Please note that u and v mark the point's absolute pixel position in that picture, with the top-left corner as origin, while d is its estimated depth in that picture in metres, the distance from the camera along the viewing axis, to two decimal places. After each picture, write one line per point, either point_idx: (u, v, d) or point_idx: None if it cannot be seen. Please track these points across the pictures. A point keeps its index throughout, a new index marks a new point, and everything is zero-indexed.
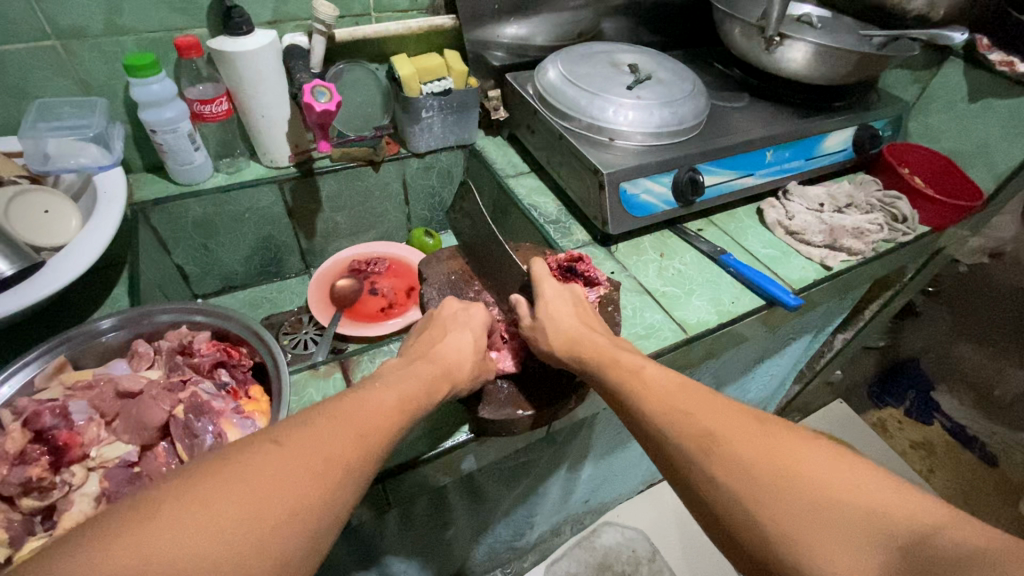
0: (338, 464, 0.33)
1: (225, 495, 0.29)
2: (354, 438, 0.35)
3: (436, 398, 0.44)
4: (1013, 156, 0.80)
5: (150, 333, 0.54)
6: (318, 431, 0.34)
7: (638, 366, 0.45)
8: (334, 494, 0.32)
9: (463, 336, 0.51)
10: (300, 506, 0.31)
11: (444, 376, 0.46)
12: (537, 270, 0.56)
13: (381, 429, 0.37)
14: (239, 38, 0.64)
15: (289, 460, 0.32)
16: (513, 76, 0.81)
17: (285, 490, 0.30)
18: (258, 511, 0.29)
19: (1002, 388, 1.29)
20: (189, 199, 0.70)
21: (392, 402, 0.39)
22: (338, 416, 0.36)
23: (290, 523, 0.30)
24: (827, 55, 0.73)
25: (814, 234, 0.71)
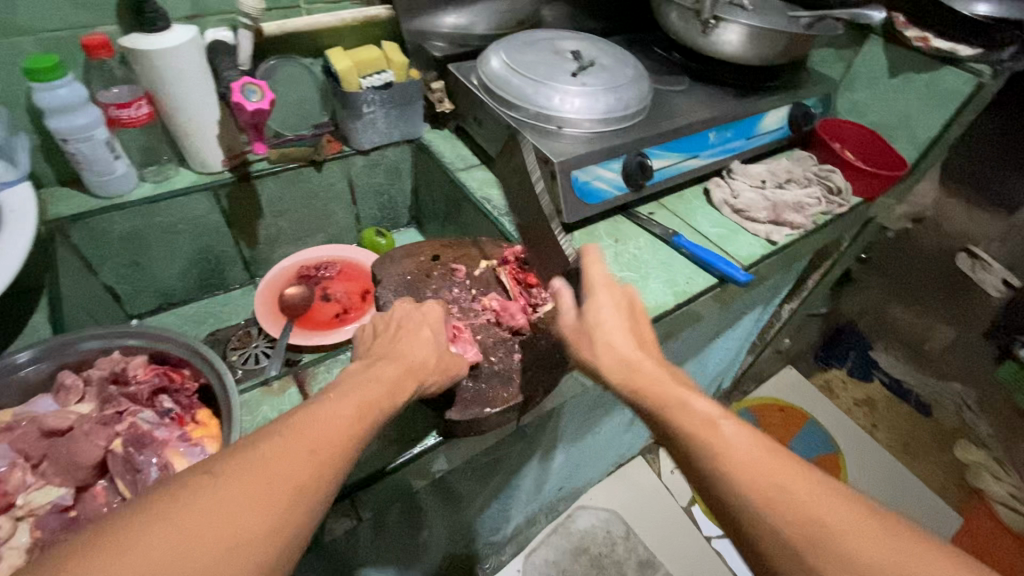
0: (284, 488, 0.31)
1: (153, 535, 0.27)
2: (303, 457, 0.33)
3: (400, 402, 0.42)
4: (933, 125, 0.86)
5: (77, 363, 0.50)
6: (262, 455, 0.32)
7: (716, 421, 0.40)
8: (286, 515, 0.30)
9: (422, 347, 0.48)
10: (244, 536, 0.29)
11: (405, 378, 0.44)
12: (589, 259, 0.54)
13: (334, 444, 0.35)
14: (155, 36, 0.59)
15: (228, 491, 0.29)
16: (456, 67, 0.78)
17: (223, 524, 0.28)
18: (189, 551, 0.27)
19: (931, 342, 1.45)
20: (112, 213, 0.65)
21: (347, 414, 0.37)
22: (284, 435, 0.33)
23: (235, 558, 0.28)
24: (759, 36, 0.75)
25: (758, 211, 0.74)
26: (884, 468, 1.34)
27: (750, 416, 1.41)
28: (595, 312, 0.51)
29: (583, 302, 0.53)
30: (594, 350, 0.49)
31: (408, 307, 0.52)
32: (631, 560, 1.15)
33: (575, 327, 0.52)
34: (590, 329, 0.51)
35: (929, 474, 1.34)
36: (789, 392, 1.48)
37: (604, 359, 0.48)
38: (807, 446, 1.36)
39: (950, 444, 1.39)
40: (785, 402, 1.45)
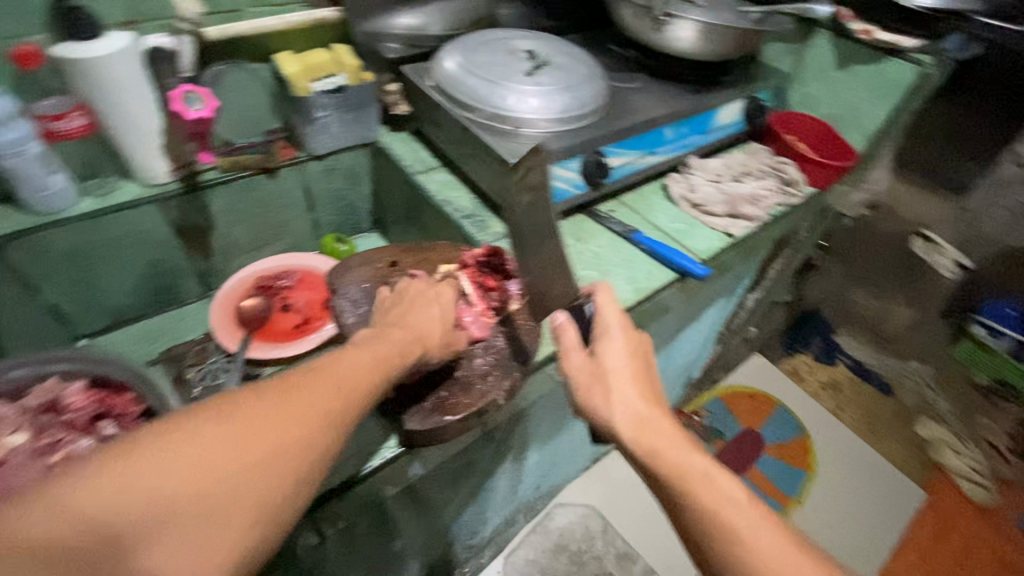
0: (319, 411, 0.36)
1: (210, 432, 0.32)
2: (332, 392, 0.38)
3: (411, 360, 0.46)
4: (880, 115, 0.88)
5: (13, 392, 0.47)
6: (299, 384, 0.37)
7: (737, 496, 0.42)
8: (317, 435, 0.36)
9: (433, 325, 0.50)
10: (288, 441, 0.34)
11: (416, 342, 0.48)
12: (602, 300, 0.54)
13: (356, 384, 0.40)
14: (88, 44, 0.56)
15: (276, 405, 0.35)
16: (411, 69, 0.77)
17: (271, 430, 0.34)
18: (246, 446, 0.32)
19: (892, 323, 1.44)
20: (52, 230, 0.62)
21: (367, 361, 0.42)
22: (318, 372, 0.39)
23: (273, 462, 0.33)
24: (710, 32, 0.76)
25: (715, 205, 0.75)
26: (852, 448, 1.37)
27: (720, 405, 1.43)
28: (610, 359, 0.51)
29: (594, 342, 0.53)
30: (607, 401, 0.49)
31: (425, 284, 0.54)
32: (609, 553, 1.17)
33: (588, 372, 0.51)
34: (605, 377, 0.50)
35: (895, 452, 1.38)
36: (757, 378, 1.50)
37: (620, 413, 0.48)
38: (774, 431, 1.39)
39: (911, 422, 1.43)
40: (754, 389, 1.47)
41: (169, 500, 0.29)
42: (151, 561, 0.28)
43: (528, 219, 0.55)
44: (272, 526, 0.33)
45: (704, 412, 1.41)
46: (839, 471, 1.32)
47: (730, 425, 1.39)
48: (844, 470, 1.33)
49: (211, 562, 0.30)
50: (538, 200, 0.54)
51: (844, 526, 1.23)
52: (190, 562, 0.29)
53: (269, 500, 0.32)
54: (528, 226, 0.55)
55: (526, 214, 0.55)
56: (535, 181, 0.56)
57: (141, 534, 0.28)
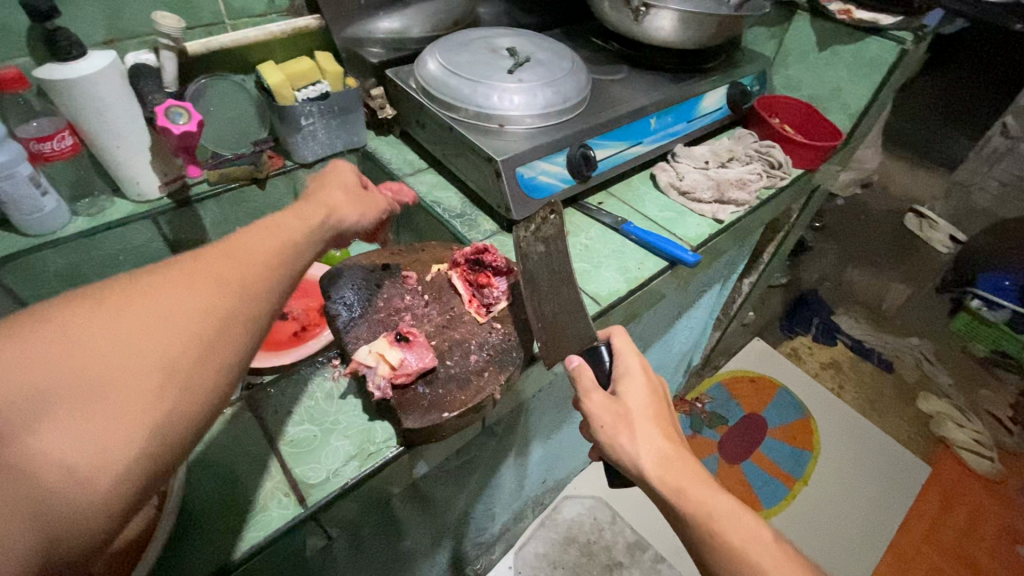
0: (212, 283, 0.31)
1: (75, 313, 0.28)
2: (230, 261, 0.33)
3: (325, 235, 0.42)
4: (863, 94, 0.89)
5: None
6: (189, 259, 0.33)
7: (763, 534, 0.44)
8: (219, 299, 0.31)
9: (342, 200, 0.47)
10: (174, 313, 0.29)
11: (323, 211, 0.44)
12: (620, 343, 0.55)
13: (264, 255, 0.35)
14: (70, 64, 0.56)
15: (156, 282, 0.30)
16: (394, 72, 0.77)
17: (153, 304, 0.29)
18: (121, 326, 0.28)
19: (888, 301, 1.62)
20: (45, 251, 0.63)
21: (273, 237, 0.37)
22: (214, 248, 0.34)
23: (163, 328, 0.29)
24: (690, 20, 0.76)
25: (703, 191, 0.76)
26: (854, 425, 1.36)
27: (721, 391, 1.43)
28: (633, 398, 0.50)
29: (616, 383, 0.52)
30: (633, 441, 0.48)
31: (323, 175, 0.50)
32: (619, 543, 1.17)
33: (613, 411, 0.49)
34: (628, 413, 0.49)
35: (898, 428, 1.38)
36: (756, 361, 1.49)
37: (646, 453, 0.47)
38: (778, 413, 1.38)
39: (913, 398, 1.44)
40: (754, 372, 1.47)
41: (35, 382, 0.25)
42: (37, 443, 0.24)
43: (542, 269, 0.55)
44: (190, 395, 0.29)
45: (706, 398, 1.41)
46: (842, 452, 1.31)
47: (733, 410, 1.39)
48: (847, 448, 1.32)
49: (109, 434, 0.26)
50: (553, 252, 0.56)
51: (847, 506, 1.23)
52: (83, 436, 0.25)
53: (175, 365, 0.28)
54: (540, 272, 0.55)
55: (539, 263, 0.56)
56: (548, 233, 0.57)
57: (15, 414, 0.24)
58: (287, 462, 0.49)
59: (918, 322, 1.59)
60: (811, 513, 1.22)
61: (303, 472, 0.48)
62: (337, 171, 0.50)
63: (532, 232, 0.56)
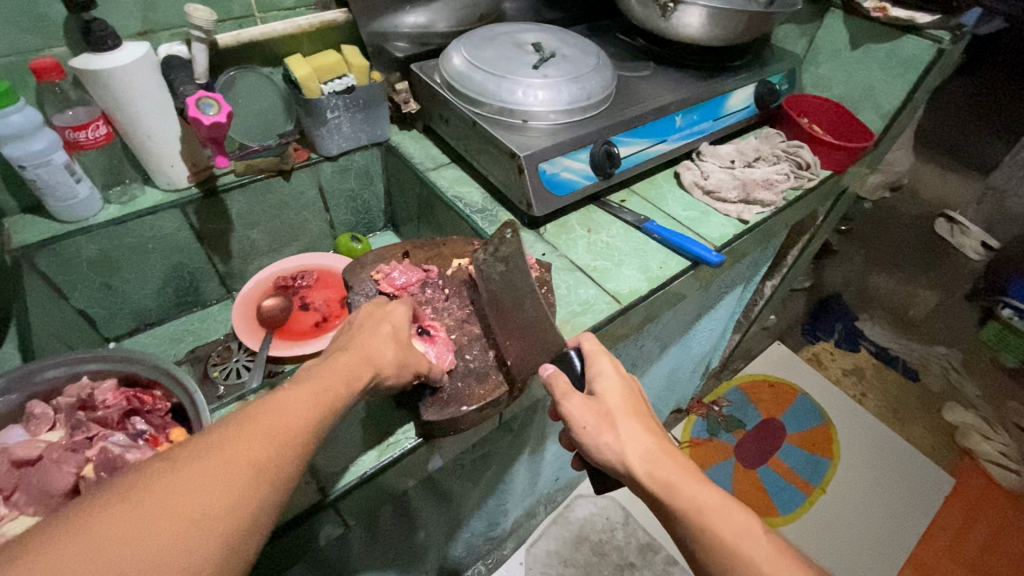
0: (249, 470, 0.31)
1: (108, 518, 0.27)
2: (264, 441, 0.33)
3: (363, 382, 0.42)
4: (896, 94, 0.86)
5: (47, 391, 0.50)
6: (224, 440, 0.32)
7: (754, 527, 0.42)
8: (250, 495, 0.31)
9: (385, 349, 0.46)
10: (211, 512, 0.29)
11: (363, 365, 0.43)
12: (590, 347, 0.52)
13: (297, 432, 0.35)
14: (106, 54, 0.58)
15: (197, 473, 0.30)
16: (419, 67, 0.78)
17: (192, 501, 0.29)
18: (158, 531, 0.27)
19: (914, 308, 1.58)
20: (78, 236, 0.64)
21: (307, 398, 0.37)
22: (252, 421, 0.34)
23: (194, 538, 0.28)
24: (719, 16, 0.75)
25: (728, 191, 0.75)
26: (874, 435, 1.33)
27: (739, 395, 1.41)
28: (611, 395, 0.49)
29: (591, 384, 0.50)
30: (617, 439, 0.46)
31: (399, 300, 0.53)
32: (631, 544, 1.17)
33: (594, 411, 0.48)
34: (609, 411, 0.48)
35: (922, 438, 1.34)
36: (776, 366, 1.47)
37: (631, 450, 0.46)
38: (797, 419, 1.36)
39: (938, 408, 1.40)
40: (774, 376, 1.44)
41: None
42: None
43: (505, 289, 0.54)
44: None
45: (723, 402, 1.39)
46: (861, 463, 1.28)
47: (751, 415, 1.37)
48: (870, 464, 1.28)
49: None
50: (513, 270, 0.54)
51: (866, 518, 1.20)
52: None
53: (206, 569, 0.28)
54: (504, 293, 0.54)
55: (502, 283, 0.55)
56: (507, 252, 0.55)
57: None
58: None
59: (944, 331, 1.54)
60: (827, 524, 1.19)
61: (324, 461, 0.49)
62: (397, 312, 0.50)
63: (492, 252, 0.56)
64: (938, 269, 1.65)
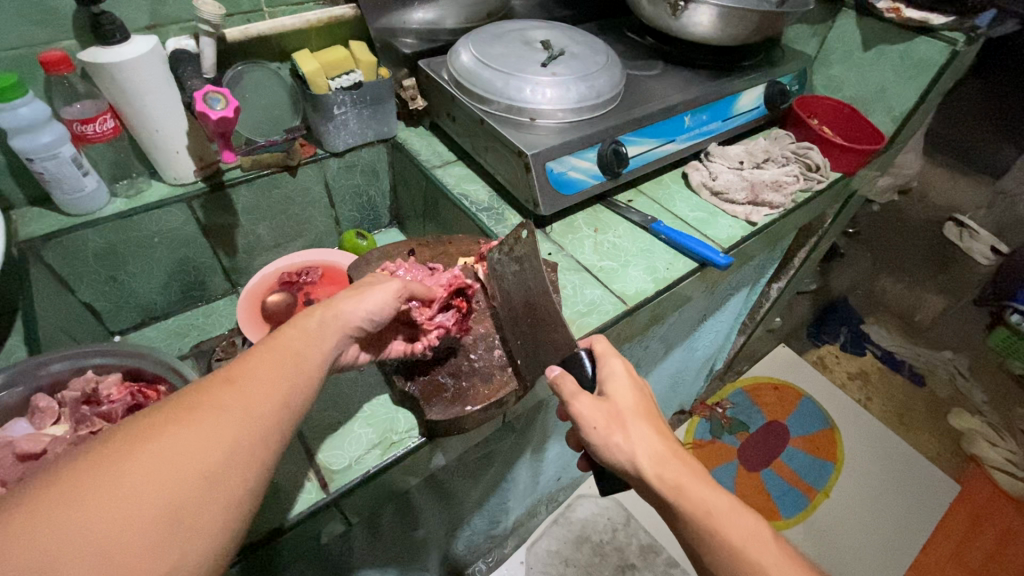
0: (223, 415, 0.32)
1: (84, 467, 0.27)
2: (239, 394, 0.34)
3: (333, 333, 0.42)
4: (909, 97, 0.85)
5: (51, 385, 0.50)
6: (197, 396, 0.33)
7: (763, 532, 0.42)
8: (228, 439, 0.31)
9: (358, 307, 0.44)
10: (184, 452, 0.30)
11: (333, 319, 0.42)
12: (601, 348, 0.51)
13: (273, 386, 0.35)
14: (114, 48, 0.58)
15: (169, 420, 0.31)
16: (426, 63, 0.77)
17: (166, 443, 0.30)
18: (133, 468, 0.28)
19: (922, 312, 1.57)
20: (85, 230, 0.64)
21: (281, 355, 0.37)
22: (224, 377, 0.34)
23: (168, 474, 0.29)
24: (730, 16, 0.74)
25: (737, 192, 0.74)
26: (877, 436, 1.33)
27: (744, 397, 1.40)
28: (623, 396, 0.48)
29: (601, 383, 0.49)
30: (628, 440, 0.46)
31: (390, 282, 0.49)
32: (632, 545, 1.16)
33: (604, 411, 0.47)
34: (620, 412, 0.47)
35: (927, 443, 1.33)
36: (781, 368, 1.46)
37: (642, 451, 0.45)
38: (802, 422, 1.35)
39: (943, 413, 1.39)
40: (778, 379, 1.43)
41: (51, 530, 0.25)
42: None
43: (518, 289, 0.54)
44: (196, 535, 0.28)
45: (727, 404, 1.39)
46: (864, 462, 1.28)
47: (755, 416, 1.36)
48: (870, 464, 1.28)
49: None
50: (527, 269, 0.52)
51: (868, 519, 1.20)
52: None
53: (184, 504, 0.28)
54: (517, 293, 0.54)
55: (514, 283, 0.55)
56: (522, 251, 0.54)
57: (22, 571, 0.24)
58: (309, 447, 0.49)
59: (951, 336, 1.53)
60: (829, 526, 1.19)
61: (326, 458, 0.49)
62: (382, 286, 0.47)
63: (506, 253, 0.56)
64: (946, 273, 1.63)
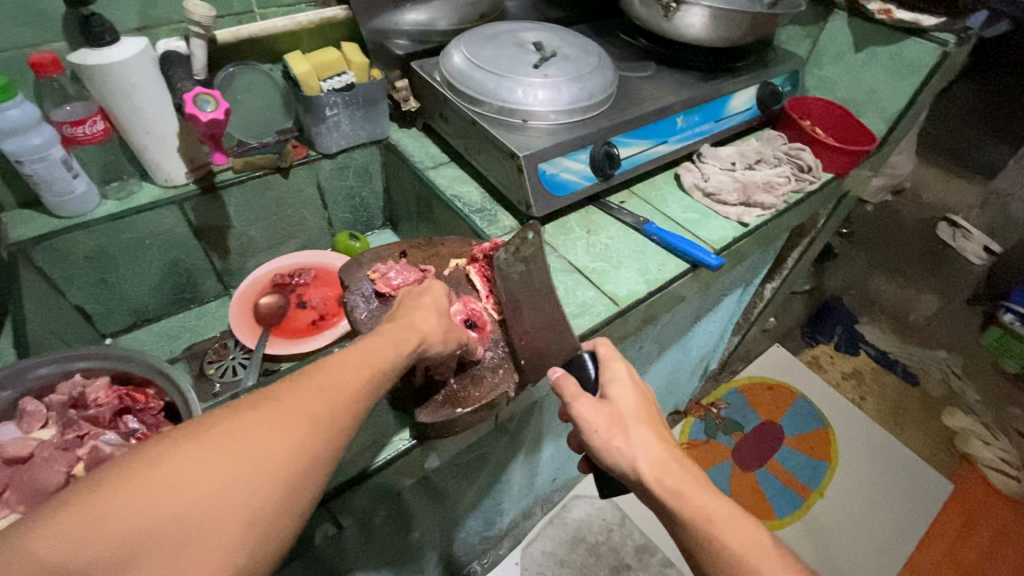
0: (305, 419, 0.33)
1: (181, 452, 0.30)
2: (317, 398, 0.35)
3: (409, 354, 0.42)
4: (900, 97, 0.86)
5: (38, 389, 0.50)
6: (280, 394, 0.34)
7: (762, 537, 0.42)
8: (306, 445, 0.33)
9: (429, 317, 0.46)
10: (270, 453, 0.31)
11: (412, 334, 0.43)
12: (608, 351, 0.52)
13: (349, 391, 0.36)
14: (104, 49, 0.57)
15: (256, 419, 0.32)
16: (418, 65, 0.77)
17: (253, 441, 0.31)
18: (222, 465, 0.30)
19: (916, 311, 1.58)
20: (76, 233, 0.64)
21: (359, 361, 0.38)
22: (306, 381, 0.35)
23: (253, 474, 0.30)
24: (722, 17, 0.74)
25: (728, 193, 0.74)
26: (879, 439, 1.32)
27: (739, 397, 1.40)
28: (623, 400, 0.48)
29: (603, 386, 0.49)
30: (628, 443, 0.46)
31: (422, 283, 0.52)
32: (627, 545, 1.16)
33: (606, 414, 0.47)
34: (621, 417, 0.47)
35: (921, 442, 1.34)
36: (778, 368, 1.46)
37: (642, 456, 0.45)
38: (797, 422, 1.35)
39: (938, 412, 1.40)
40: (775, 380, 1.43)
41: (155, 513, 0.27)
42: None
43: (524, 288, 0.54)
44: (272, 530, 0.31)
45: (722, 404, 1.39)
46: (865, 463, 1.28)
47: (750, 417, 1.36)
48: (873, 464, 1.28)
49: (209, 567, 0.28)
50: (534, 271, 0.54)
51: (868, 516, 1.21)
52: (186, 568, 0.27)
53: (264, 505, 0.30)
54: (524, 293, 0.53)
55: (520, 284, 0.54)
56: (529, 252, 0.55)
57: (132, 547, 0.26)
58: None
59: (945, 335, 1.54)
60: (829, 523, 1.20)
61: None
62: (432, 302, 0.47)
63: (513, 253, 0.55)
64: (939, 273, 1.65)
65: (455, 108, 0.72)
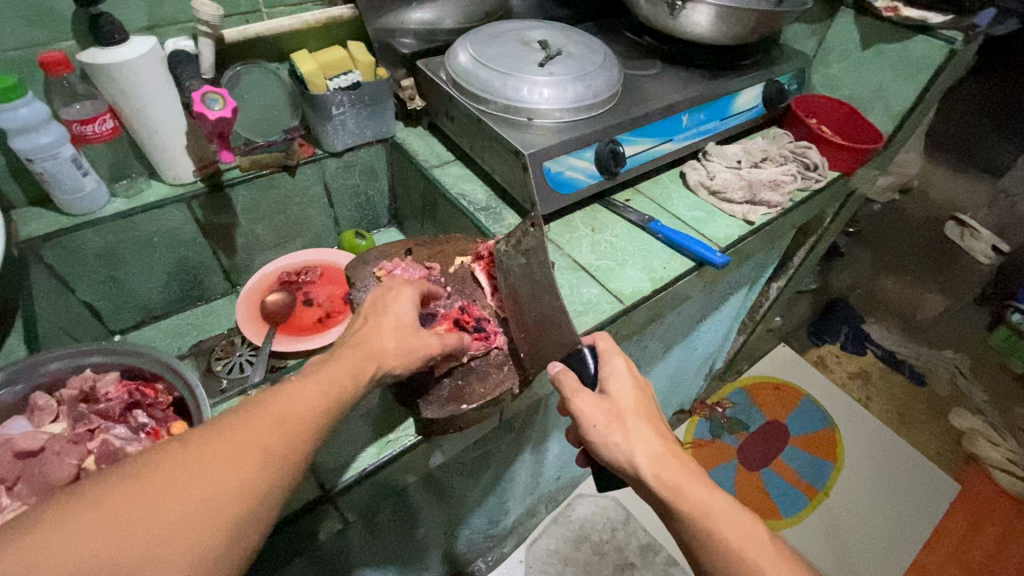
0: (254, 453, 0.34)
1: (124, 492, 0.30)
2: (269, 430, 0.35)
3: (368, 377, 0.43)
4: (907, 95, 0.85)
5: (50, 384, 0.51)
6: (231, 427, 0.34)
7: (760, 532, 0.42)
8: (255, 483, 0.33)
9: (389, 341, 0.46)
10: (218, 490, 0.32)
11: (371, 359, 0.44)
12: (604, 346, 0.51)
13: (304, 420, 0.37)
14: (112, 49, 0.58)
15: (205, 455, 0.33)
16: (424, 63, 0.77)
17: (200, 478, 0.32)
18: (167, 504, 0.30)
19: (923, 311, 1.57)
20: (85, 229, 0.65)
21: (314, 391, 0.38)
22: (259, 413, 0.36)
23: (199, 512, 0.31)
24: (728, 15, 0.74)
25: (734, 191, 0.74)
26: (880, 441, 1.32)
27: (743, 397, 1.40)
28: (622, 396, 0.48)
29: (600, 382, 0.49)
30: (627, 440, 0.46)
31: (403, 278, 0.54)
32: (631, 544, 1.16)
33: (605, 411, 0.47)
34: (619, 411, 0.47)
35: (926, 443, 1.33)
36: (780, 368, 1.45)
37: (641, 451, 0.45)
38: (801, 422, 1.35)
39: (945, 413, 1.39)
40: (779, 379, 1.43)
41: (95, 556, 0.28)
42: None
43: (525, 282, 0.55)
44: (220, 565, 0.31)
45: (727, 403, 1.38)
46: (866, 466, 1.27)
47: (754, 416, 1.36)
48: (873, 468, 1.27)
49: None
50: (533, 263, 0.54)
51: (868, 519, 1.20)
52: None
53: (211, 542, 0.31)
54: (525, 292, 0.55)
55: (520, 275, 0.56)
56: (529, 244, 0.55)
57: None
58: None
59: (952, 335, 1.53)
60: (829, 526, 1.19)
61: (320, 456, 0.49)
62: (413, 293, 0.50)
63: (514, 245, 0.57)
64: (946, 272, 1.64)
65: (460, 107, 0.72)
